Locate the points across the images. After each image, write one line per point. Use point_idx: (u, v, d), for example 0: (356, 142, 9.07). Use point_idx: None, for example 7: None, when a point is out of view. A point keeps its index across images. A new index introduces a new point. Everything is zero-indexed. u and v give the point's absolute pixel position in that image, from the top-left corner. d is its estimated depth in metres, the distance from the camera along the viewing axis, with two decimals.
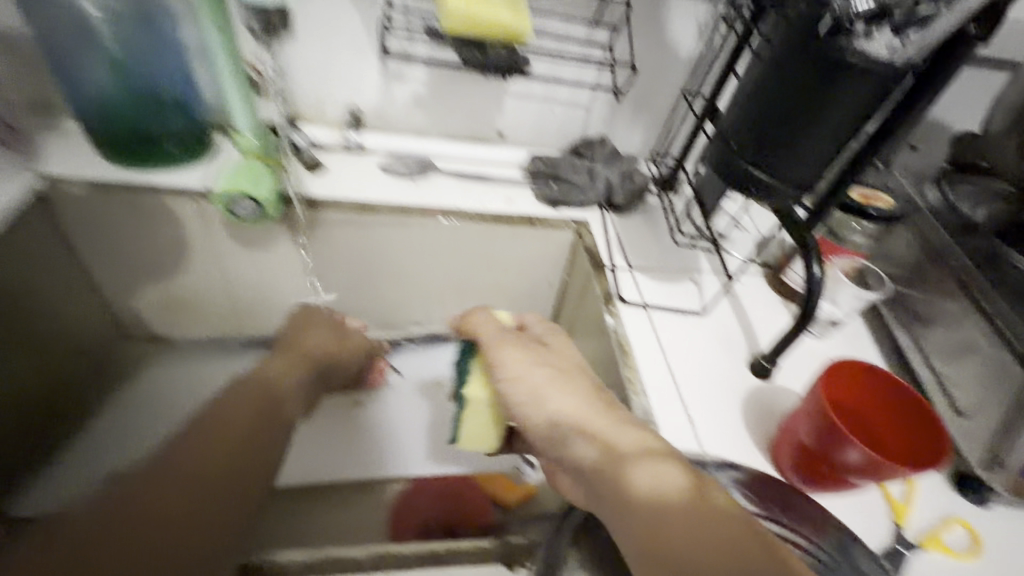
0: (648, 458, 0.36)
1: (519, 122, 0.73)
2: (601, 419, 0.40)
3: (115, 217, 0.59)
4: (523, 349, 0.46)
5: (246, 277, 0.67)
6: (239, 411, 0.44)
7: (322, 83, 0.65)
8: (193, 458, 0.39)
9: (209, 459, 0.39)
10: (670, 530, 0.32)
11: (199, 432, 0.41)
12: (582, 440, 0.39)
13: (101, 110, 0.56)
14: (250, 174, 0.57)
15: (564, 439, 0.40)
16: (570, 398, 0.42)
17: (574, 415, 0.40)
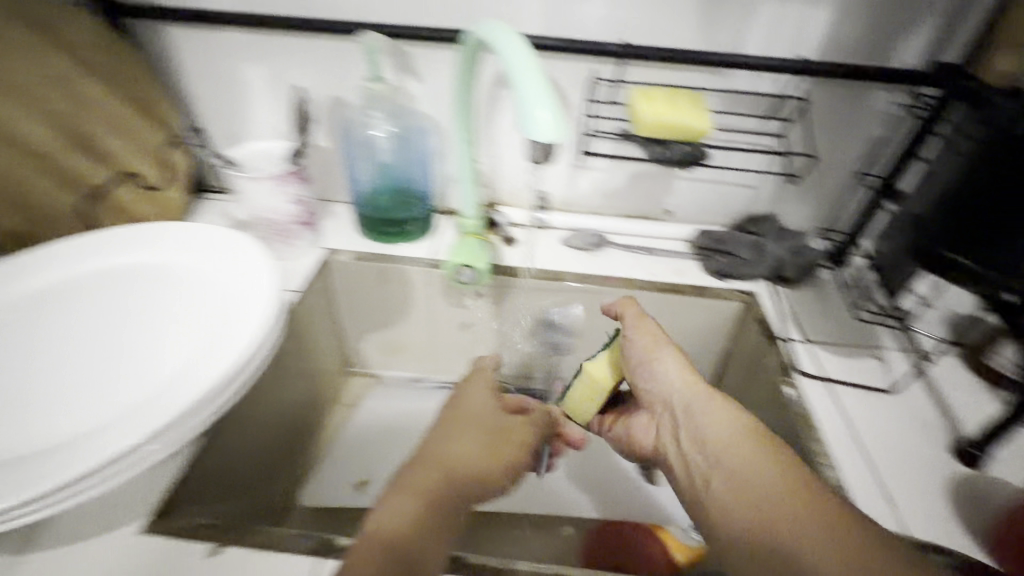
0: (735, 431, 0.49)
1: (687, 201, 0.80)
2: (705, 397, 0.53)
3: (367, 280, 0.76)
4: (654, 334, 0.57)
5: (449, 330, 0.81)
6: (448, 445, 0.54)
7: (519, 175, 0.78)
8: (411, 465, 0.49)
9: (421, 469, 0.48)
10: (742, 476, 0.46)
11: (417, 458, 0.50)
12: (690, 410, 0.53)
13: (369, 199, 0.74)
14: (469, 249, 0.70)
15: (683, 406, 0.54)
16: (687, 381, 0.54)
17: (690, 391, 0.54)
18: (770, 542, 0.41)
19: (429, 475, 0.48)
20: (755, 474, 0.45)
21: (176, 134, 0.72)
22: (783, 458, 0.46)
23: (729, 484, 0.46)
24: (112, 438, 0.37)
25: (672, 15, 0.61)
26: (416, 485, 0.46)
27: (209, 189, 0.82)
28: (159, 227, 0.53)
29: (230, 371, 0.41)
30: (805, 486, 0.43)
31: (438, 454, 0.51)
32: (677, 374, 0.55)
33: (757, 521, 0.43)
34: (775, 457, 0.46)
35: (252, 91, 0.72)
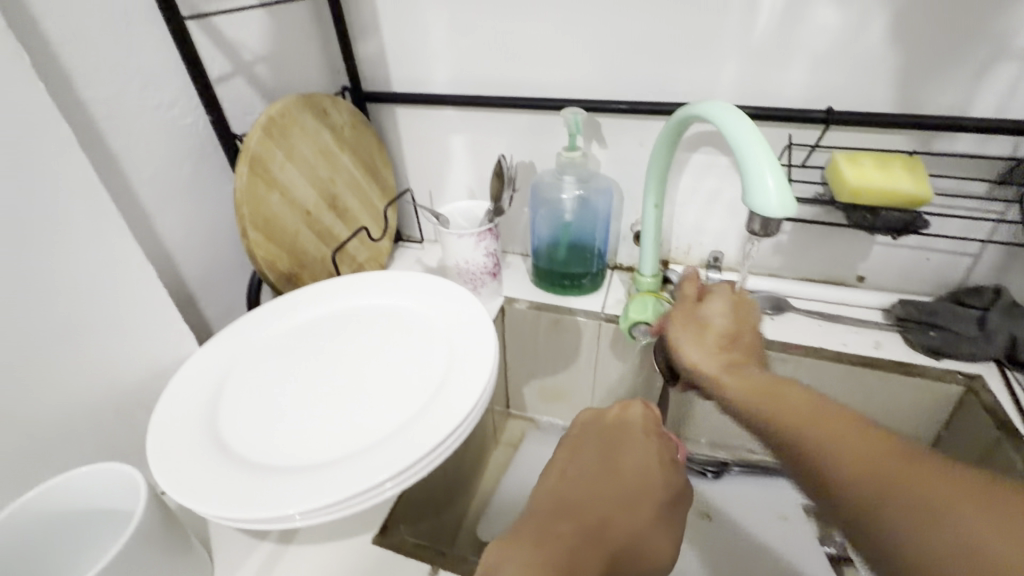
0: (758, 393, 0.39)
1: (884, 268, 0.73)
2: (731, 368, 0.43)
3: (539, 329, 0.81)
4: (683, 321, 0.49)
5: (610, 383, 0.82)
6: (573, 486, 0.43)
7: (692, 235, 0.78)
8: (542, 518, 0.40)
9: (554, 514, 0.40)
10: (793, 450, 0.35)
11: (542, 508, 0.41)
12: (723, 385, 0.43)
13: (547, 254, 0.80)
14: (647, 306, 0.71)
15: (721, 391, 0.43)
16: (708, 360, 0.45)
17: (711, 370, 0.44)
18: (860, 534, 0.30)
19: (558, 545, 0.36)
20: (808, 441, 0.34)
21: (391, 195, 0.85)
22: (837, 419, 0.34)
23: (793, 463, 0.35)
24: (374, 462, 0.42)
25: (885, 80, 0.60)
26: (543, 557, 0.35)
27: (405, 239, 0.95)
28: (394, 277, 0.63)
29: (468, 412, 0.45)
30: (867, 443, 0.32)
31: (568, 520, 0.38)
32: (699, 353, 0.46)
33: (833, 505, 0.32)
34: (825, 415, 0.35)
35: (455, 157, 0.84)
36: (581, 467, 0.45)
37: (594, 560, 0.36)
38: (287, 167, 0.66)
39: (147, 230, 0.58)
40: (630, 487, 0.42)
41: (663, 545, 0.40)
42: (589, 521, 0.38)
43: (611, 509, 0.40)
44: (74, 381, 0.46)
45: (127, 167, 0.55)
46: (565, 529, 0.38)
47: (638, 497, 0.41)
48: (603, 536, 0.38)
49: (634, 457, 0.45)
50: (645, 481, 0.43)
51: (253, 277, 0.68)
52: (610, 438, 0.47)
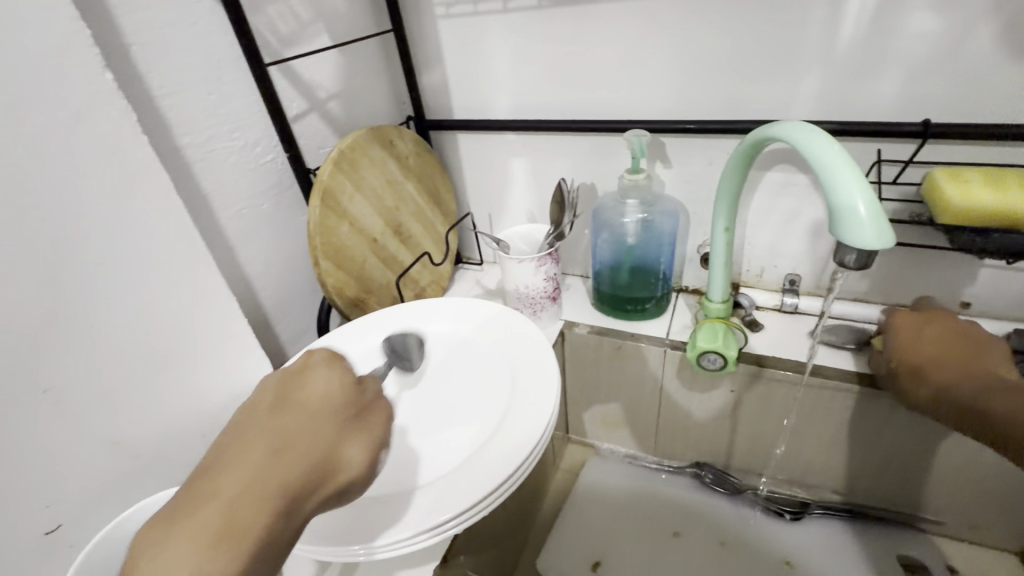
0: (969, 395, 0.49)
1: (998, 294, 0.65)
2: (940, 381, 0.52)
3: (600, 355, 0.78)
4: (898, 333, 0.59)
5: (677, 412, 0.78)
6: (242, 441, 0.35)
7: (767, 257, 0.74)
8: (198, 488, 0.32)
9: (209, 481, 0.32)
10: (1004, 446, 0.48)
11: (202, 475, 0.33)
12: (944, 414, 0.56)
13: (608, 278, 0.78)
14: (717, 334, 0.67)
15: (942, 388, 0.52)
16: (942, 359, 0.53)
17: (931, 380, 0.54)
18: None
19: (209, 506, 0.31)
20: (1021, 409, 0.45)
21: (452, 219, 0.87)
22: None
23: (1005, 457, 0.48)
24: (442, 498, 0.42)
25: (994, 88, 0.54)
26: (188, 532, 0.29)
27: (465, 261, 0.96)
28: (458, 304, 0.64)
29: (532, 451, 0.44)
30: None
31: (221, 478, 0.32)
32: (918, 381, 0.54)
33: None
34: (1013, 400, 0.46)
35: (515, 181, 0.84)
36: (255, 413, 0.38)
37: (255, 510, 0.31)
38: (356, 197, 0.69)
39: (230, 261, 0.62)
40: (287, 427, 0.36)
41: (353, 450, 0.37)
42: (245, 470, 0.33)
43: (282, 443, 0.35)
44: (169, 405, 0.50)
45: (216, 204, 0.59)
46: (214, 493, 0.32)
47: (315, 419, 0.37)
48: (268, 476, 0.33)
49: (311, 383, 0.40)
50: (328, 406, 0.38)
51: (324, 302, 0.71)
52: (287, 377, 0.40)
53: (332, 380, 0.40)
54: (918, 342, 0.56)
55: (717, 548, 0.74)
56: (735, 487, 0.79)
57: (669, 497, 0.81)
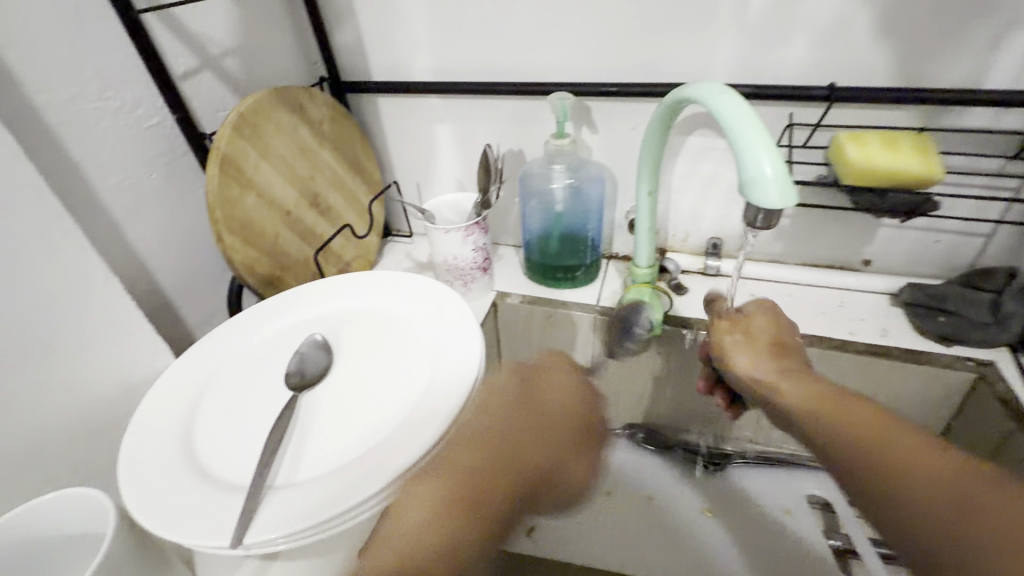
0: (812, 398, 0.40)
1: (894, 251, 0.70)
2: (774, 382, 0.43)
3: (533, 324, 0.78)
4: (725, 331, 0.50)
5: (610, 375, 0.80)
6: (484, 444, 0.41)
7: (690, 221, 0.75)
8: (432, 487, 0.39)
9: (459, 488, 0.38)
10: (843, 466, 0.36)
11: (458, 463, 0.40)
12: (548, 412, 0.45)
13: (539, 244, 0.77)
14: (643, 297, 0.68)
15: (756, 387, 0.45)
16: (754, 366, 0.46)
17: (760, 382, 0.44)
18: (952, 536, 0.30)
19: (440, 515, 0.37)
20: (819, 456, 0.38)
21: (376, 188, 0.82)
22: (856, 415, 0.37)
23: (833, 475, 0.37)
24: (364, 474, 0.41)
25: (890, 53, 0.56)
26: (433, 522, 0.36)
27: (394, 234, 0.92)
28: (385, 278, 0.61)
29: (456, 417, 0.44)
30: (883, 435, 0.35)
31: (444, 479, 0.39)
32: (750, 363, 0.46)
33: (873, 506, 0.34)
34: (853, 408, 0.37)
35: (441, 147, 0.80)
36: (461, 430, 0.43)
37: (472, 533, 0.37)
38: (261, 165, 0.63)
39: (117, 239, 0.56)
40: (535, 450, 0.42)
41: (575, 467, 0.45)
42: (449, 487, 0.38)
43: (513, 452, 0.41)
44: (38, 401, 0.44)
45: (92, 174, 0.52)
46: (467, 510, 0.37)
47: (545, 435, 0.43)
48: (467, 508, 0.38)
49: (572, 407, 0.47)
50: (558, 446, 0.44)
51: (234, 282, 0.66)
52: (527, 368, 0.49)
53: (574, 391, 0.48)
54: (756, 334, 0.48)
55: (646, 503, 0.77)
56: (664, 441, 0.82)
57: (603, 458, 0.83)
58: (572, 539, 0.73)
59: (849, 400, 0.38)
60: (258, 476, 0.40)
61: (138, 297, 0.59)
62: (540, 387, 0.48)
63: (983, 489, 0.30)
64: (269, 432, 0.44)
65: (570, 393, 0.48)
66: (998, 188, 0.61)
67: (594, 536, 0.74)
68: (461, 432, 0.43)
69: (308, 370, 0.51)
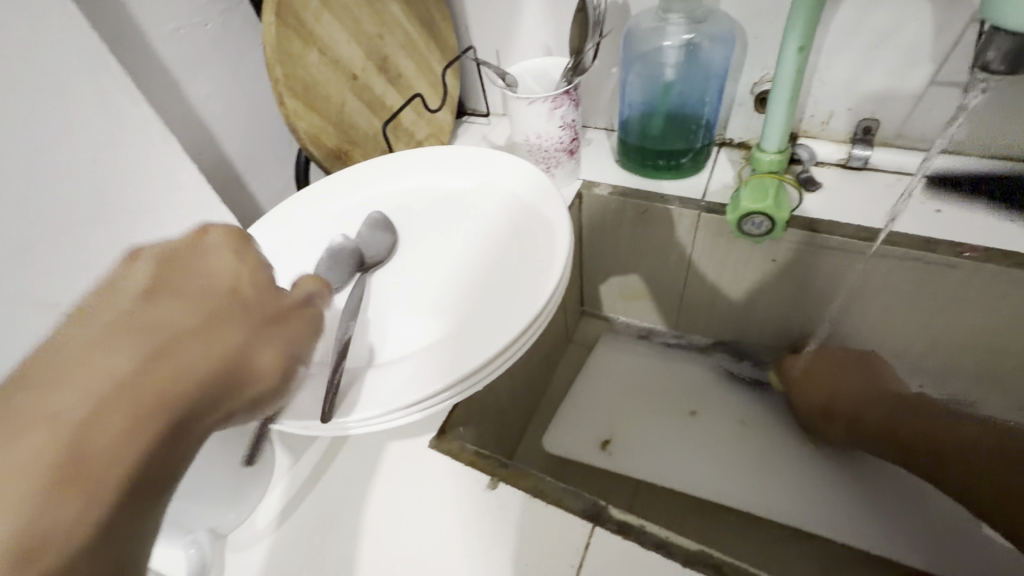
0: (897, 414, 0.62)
1: None
2: (874, 412, 0.63)
3: (623, 222, 0.68)
4: (810, 381, 0.68)
5: (707, 284, 0.70)
6: (179, 314, 0.26)
7: (843, 96, 0.58)
8: (67, 411, 0.21)
9: (89, 399, 0.21)
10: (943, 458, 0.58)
11: (62, 381, 0.21)
12: (140, 316, 0.24)
13: (638, 125, 0.65)
14: (766, 191, 0.55)
15: (861, 425, 0.64)
16: (851, 405, 0.64)
17: (864, 419, 0.64)
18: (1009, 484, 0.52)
19: (39, 437, 0.20)
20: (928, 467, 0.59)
21: (451, 55, 0.71)
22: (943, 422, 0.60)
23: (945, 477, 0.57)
24: (439, 365, 0.36)
25: None
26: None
27: (469, 113, 0.82)
28: (459, 156, 0.53)
29: (545, 304, 0.37)
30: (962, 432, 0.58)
31: (52, 400, 0.21)
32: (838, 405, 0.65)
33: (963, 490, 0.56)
34: (932, 417, 0.61)
35: (527, 1, 0.66)
36: (78, 330, 0.23)
37: (120, 440, 0.21)
38: (323, 15, 0.54)
39: (177, 99, 0.51)
40: (188, 337, 0.25)
41: (265, 357, 0.28)
42: (57, 414, 0.20)
43: (154, 344, 0.24)
44: None
45: (143, 21, 0.47)
46: (57, 446, 0.20)
47: (204, 335, 0.26)
48: (85, 455, 0.20)
49: (212, 277, 0.28)
50: (245, 300, 0.29)
51: (300, 156, 0.61)
52: (172, 246, 0.29)
53: (242, 272, 0.30)
54: (835, 380, 0.66)
55: (735, 428, 0.69)
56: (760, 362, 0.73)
57: (686, 375, 0.76)
58: (641, 458, 0.68)
59: (930, 416, 0.61)
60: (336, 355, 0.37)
61: (206, 167, 0.56)
62: (183, 261, 0.28)
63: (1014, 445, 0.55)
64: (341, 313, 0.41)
65: (236, 272, 0.30)
66: None
67: (673, 455, 0.68)
68: (70, 335, 0.23)
69: (372, 250, 0.46)
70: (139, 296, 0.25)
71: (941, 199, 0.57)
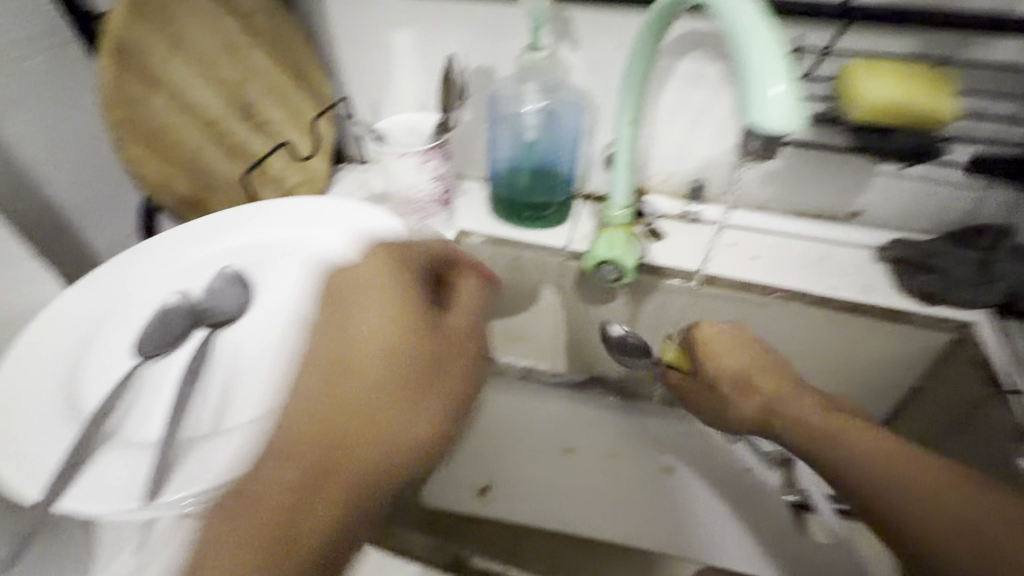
0: (813, 412, 0.53)
1: (886, 203, 0.65)
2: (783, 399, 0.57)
3: (497, 267, 0.72)
4: (723, 357, 0.63)
5: (577, 324, 0.75)
6: (379, 387, 0.38)
7: (676, 159, 0.68)
8: (282, 481, 0.34)
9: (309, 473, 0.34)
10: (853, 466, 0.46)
11: (300, 448, 0.35)
12: (348, 398, 0.37)
13: (507, 178, 0.70)
14: (617, 242, 0.62)
15: (772, 407, 0.57)
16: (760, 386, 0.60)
17: (775, 403, 0.58)
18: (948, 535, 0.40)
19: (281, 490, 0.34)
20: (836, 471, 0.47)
21: (324, 103, 0.71)
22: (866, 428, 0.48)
23: (856, 490, 0.45)
24: (281, 433, 0.36)
25: None
26: (267, 522, 0.33)
27: (347, 160, 0.82)
28: (325, 207, 0.53)
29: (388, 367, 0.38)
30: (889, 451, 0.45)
31: (281, 469, 0.34)
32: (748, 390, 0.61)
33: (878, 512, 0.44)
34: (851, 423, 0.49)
35: (399, 58, 0.69)
36: (315, 408, 0.37)
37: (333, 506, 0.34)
38: (173, 61, 0.52)
39: None
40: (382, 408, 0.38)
41: (417, 423, 0.38)
42: (280, 478, 0.34)
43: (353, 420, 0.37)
44: None
45: None
46: (298, 495, 0.34)
47: (390, 407, 0.38)
48: (300, 510, 0.33)
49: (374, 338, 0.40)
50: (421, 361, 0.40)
51: (147, 203, 0.57)
52: (353, 295, 0.42)
53: (396, 320, 0.41)
54: (737, 361, 0.63)
55: (608, 461, 0.74)
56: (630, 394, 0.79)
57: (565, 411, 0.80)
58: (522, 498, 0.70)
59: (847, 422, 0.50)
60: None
61: None
62: (345, 321, 0.40)
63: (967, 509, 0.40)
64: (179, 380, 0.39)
65: (389, 321, 0.41)
66: (1011, 134, 0.55)
67: (550, 497, 0.70)
68: (319, 411, 0.37)
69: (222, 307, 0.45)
70: (355, 381, 0.38)
71: (757, 247, 0.67)
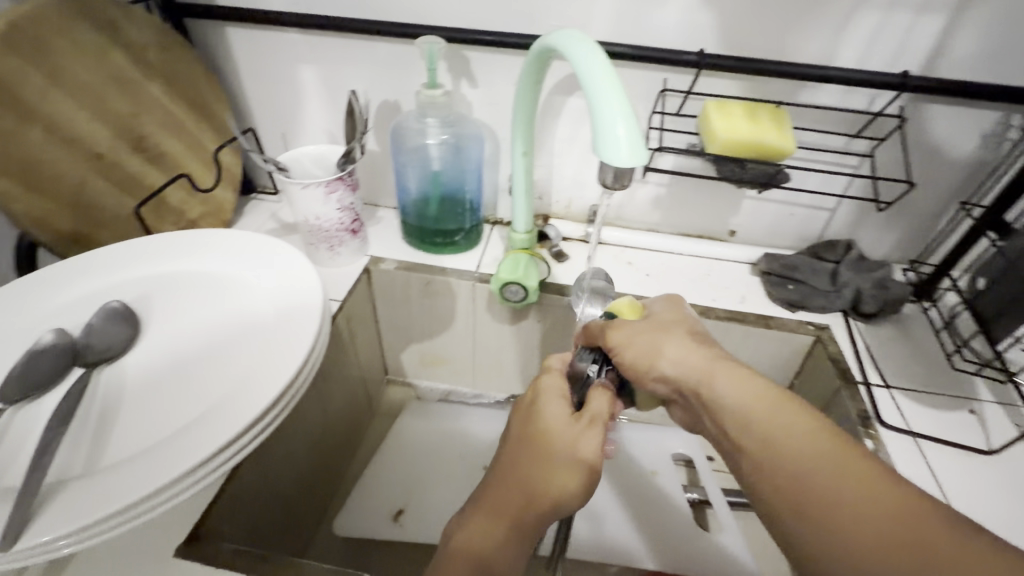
0: (755, 396, 0.40)
1: (755, 223, 0.74)
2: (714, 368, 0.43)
3: (410, 292, 0.73)
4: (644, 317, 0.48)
5: (492, 344, 0.77)
6: (541, 447, 0.41)
7: (574, 186, 0.73)
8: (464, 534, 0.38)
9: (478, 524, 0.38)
10: (776, 449, 0.37)
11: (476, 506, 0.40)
12: (520, 460, 0.41)
13: (417, 207, 0.72)
14: (519, 265, 0.65)
15: (695, 375, 0.43)
16: (687, 354, 0.44)
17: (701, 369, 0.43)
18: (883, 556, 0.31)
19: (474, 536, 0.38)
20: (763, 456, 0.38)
21: (230, 135, 0.71)
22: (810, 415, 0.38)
23: (777, 477, 0.36)
24: (159, 463, 0.34)
25: (747, 29, 0.56)
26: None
27: (257, 191, 0.81)
28: (221, 239, 0.52)
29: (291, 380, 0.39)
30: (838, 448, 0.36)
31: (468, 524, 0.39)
32: (677, 350, 0.45)
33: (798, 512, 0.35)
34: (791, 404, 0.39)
35: (305, 92, 0.70)
36: (503, 470, 0.41)
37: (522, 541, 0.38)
38: (51, 93, 0.51)
39: None
40: (553, 461, 0.40)
41: (576, 474, 0.40)
42: (470, 533, 0.38)
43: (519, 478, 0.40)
44: None
45: None
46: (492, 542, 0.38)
47: (552, 459, 0.40)
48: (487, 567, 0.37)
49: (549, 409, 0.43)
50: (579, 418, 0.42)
51: (25, 239, 0.54)
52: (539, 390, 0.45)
53: (556, 388, 0.45)
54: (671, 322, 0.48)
55: None
56: None
57: None
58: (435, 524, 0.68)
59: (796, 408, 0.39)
60: (32, 472, 0.33)
61: None
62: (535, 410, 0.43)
63: (928, 531, 0.31)
64: (53, 421, 0.37)
65: (554, 391, 0.44)
66: (843, 163, 0.64)
67: None
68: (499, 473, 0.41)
69: (97, 342, 0.43)
70: (535, 442, 0.41)
71: (649, 265, 0.74)
